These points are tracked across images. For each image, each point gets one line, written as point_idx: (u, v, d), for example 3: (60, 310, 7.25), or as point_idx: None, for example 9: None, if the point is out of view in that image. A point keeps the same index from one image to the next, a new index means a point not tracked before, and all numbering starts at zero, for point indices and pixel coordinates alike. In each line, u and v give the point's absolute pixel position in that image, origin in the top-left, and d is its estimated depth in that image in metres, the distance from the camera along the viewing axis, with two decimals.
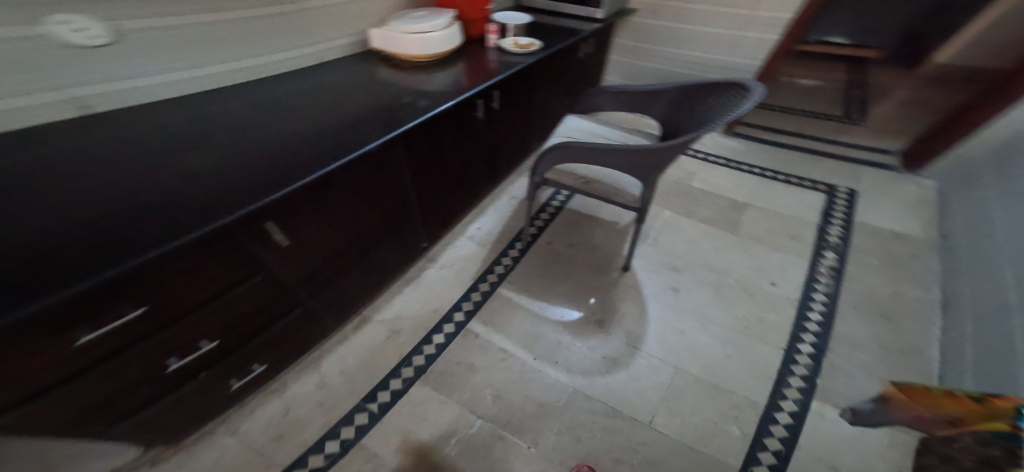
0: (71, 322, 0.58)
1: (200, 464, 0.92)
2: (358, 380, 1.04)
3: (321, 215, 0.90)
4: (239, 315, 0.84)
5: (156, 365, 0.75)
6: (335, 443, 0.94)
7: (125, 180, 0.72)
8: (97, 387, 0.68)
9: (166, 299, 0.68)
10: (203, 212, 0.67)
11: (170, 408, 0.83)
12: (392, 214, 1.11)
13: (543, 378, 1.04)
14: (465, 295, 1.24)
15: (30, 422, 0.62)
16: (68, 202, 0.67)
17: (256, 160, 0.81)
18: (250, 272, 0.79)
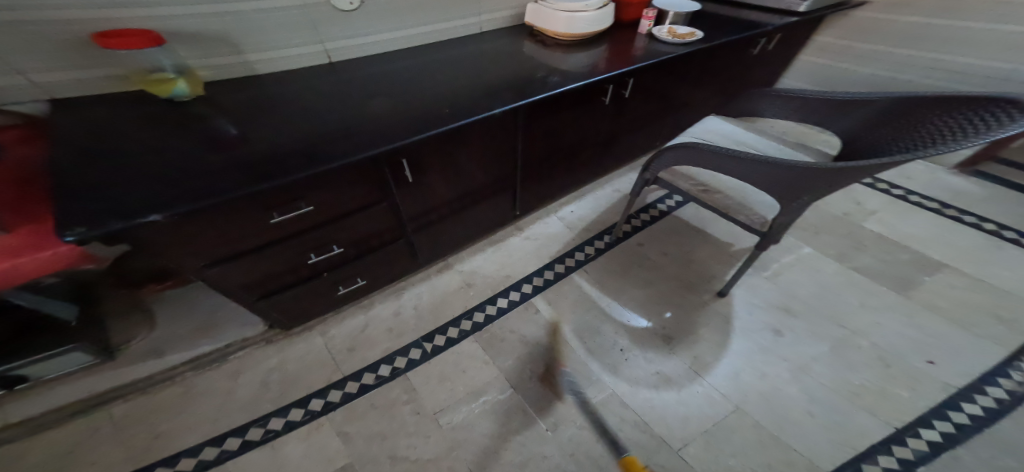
0: (271, 205, 0.83)
1: (294, 352, 1.14)
2: (425, 319, 1.16)
3: (439, 165, 1.02)
4: (365, 232, 1.03)
5: (305, 255, 0.98)
6: (387, 368, 1.07)
7: (317, 113, 0.96)
8: (271, 260, 0.94)
9: (324, 204, 0.90)
10: (363, 143, 0.86)
11: (302, 296, 1.07)
12: (496, 179, 1.19)
13: (585, 371, 1.02)
14: (539, 270, 1.25)
15: (233, 273, 0.90)
16: (282, 123, 0.92)
17: (404, 112, 0.97)
18: (379, 197, 0.98)
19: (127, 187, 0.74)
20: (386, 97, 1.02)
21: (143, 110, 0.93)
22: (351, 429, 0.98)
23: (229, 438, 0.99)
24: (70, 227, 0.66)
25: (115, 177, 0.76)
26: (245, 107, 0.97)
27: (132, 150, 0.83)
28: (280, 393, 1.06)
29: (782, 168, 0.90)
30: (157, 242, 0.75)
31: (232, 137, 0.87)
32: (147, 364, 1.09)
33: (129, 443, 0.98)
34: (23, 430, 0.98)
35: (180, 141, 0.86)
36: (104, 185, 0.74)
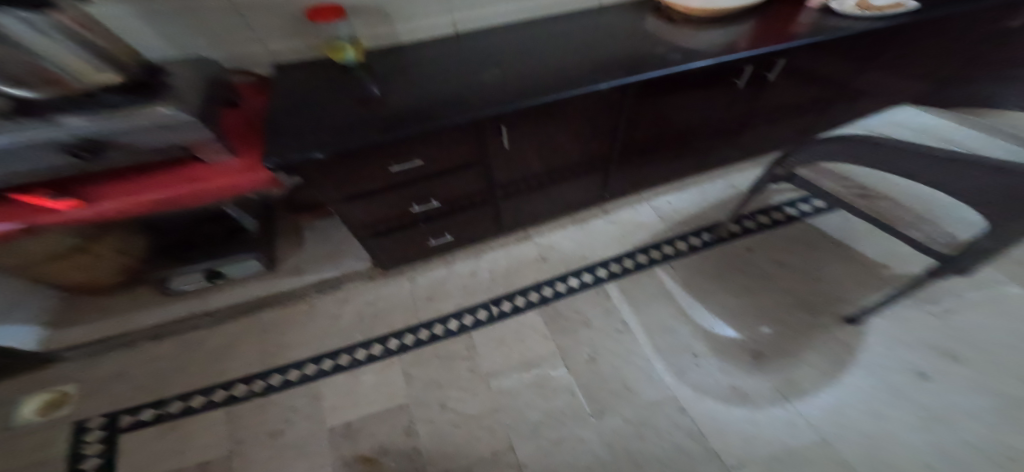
0: (388, 156, 0.90)
1: (386, 294, 1.31)
2: (497, 284, 1.25)
3: (542, 139, 1.03)
4: (458, 191, 1.10)
5: (407, 205, 1.07)
6: (455, 323, 1.20)
7: (430, 74, 1.02)
8: (380, 205, 1.04)
9: (431, 160, 0.96)
10: (472, 107, 0.90)
11: (395, 241, 1.18)
12: (592, 158, 1.15)
13: (648, 368, 1.01)
14: (618, 257, 1.24)
15: (351, 213, 1.02)
16: (399, 82, 1.00)
17: (512, 79, 0.98)
18: (477, 159, 1.01)
19: (296, 130, 0.86)
20: (499, 68, 1.03)
21: (313, 69, 1.05)
22: (415, 372, 1.14)
23: (327, 358, 1.20)
24: (269, 156, 0.80)
25: (288, 123, 0.88)
26: (389, 73, 1.03)
27: (302, 100, 0.95)
28: (369, 326, 1.25)
29: (1000, 181, 0.63)
30: (315, 175, 0.87)
31: (373, 96, 0.95)
32: (286, 282, 1.33)
33: (267, 346, 1.22)
34: (216, 319, 1.26)
35: (335, 95, 0.96)
36: (281, 130, 0.87)
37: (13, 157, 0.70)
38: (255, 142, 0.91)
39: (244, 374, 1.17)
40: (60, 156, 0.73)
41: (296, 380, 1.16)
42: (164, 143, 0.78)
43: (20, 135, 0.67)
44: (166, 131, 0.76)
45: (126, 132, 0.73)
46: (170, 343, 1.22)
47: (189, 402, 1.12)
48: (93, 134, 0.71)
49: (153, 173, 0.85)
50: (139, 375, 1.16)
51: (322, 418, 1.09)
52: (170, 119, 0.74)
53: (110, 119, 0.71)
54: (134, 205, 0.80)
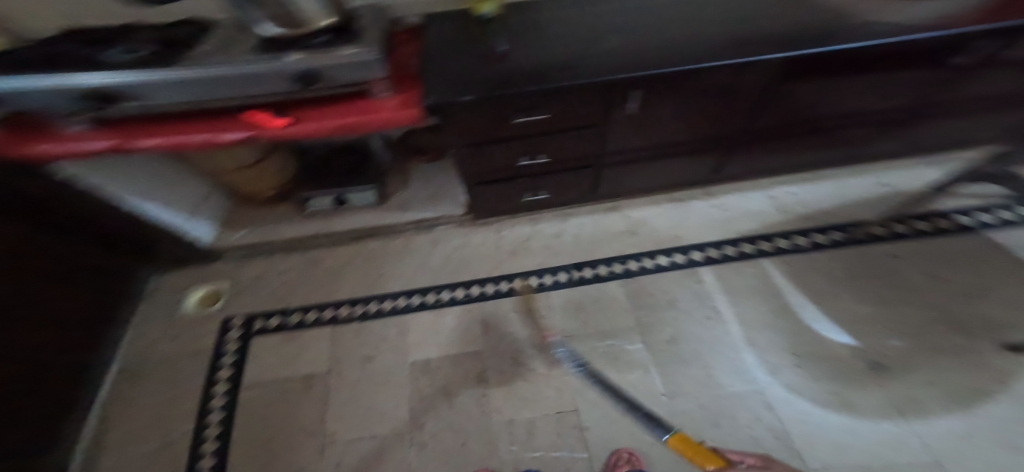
0: (515, 109, 0.93)
1: (475, 241, 1.42)
2: (579, 249, 1.31)
3: (683, 114, 1.02)
4: (566, 153, 1.12)
5: (515, 158, 1.12)
6: (535, 281, 1.28)
7: (560, 29, 1.00)
8: (492, 156, 1.10)
9: (554, 115, 0.97)
10: (607, 69, 0.88)
11: (491, 191, 1.25)
12: (720, 137, 1.12)
13: (735, 359, 1.04)
14: (717, 243, 1.25)
15: (466, 158, 1.09)
16: (529, 36, 1.00)
17: (652, 40, 0.93)
18: (593, 120, 1.01)
19: (447, 76, 0.92)
20: (627, 33, 0.97)
21: (451, 17, 1.10)
22: (492, 322, 1.23)
23: (415, 295, 1.34)
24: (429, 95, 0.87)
25: (433, 71, 0.94)
26: (517, 25, 1.04)
27: (438, 49, 1.00)
28: (455, 270, 1.37)
29: None
30: (454, 119, 0.94)
31: (499, 53, 0.96)
32: (391, 217, 1.50)
33: (368, 273, 1.40)
34: (332, 240, 1.46)
35: (465, 49, 0.99)
36: (432, 76, 0.92)
37: (251, 82, 0.84)
38: (416, 83, 0.96)
39: (348, 297, 1.35)
40: (285, 84, 0.86)
41: (388, 310, 1.32)
42: (354, 80, 0.88)
43: (262, 65, 0.81)
44: (359, 69, 0.85)
45: (331, 68, 0.84)
46: (297, 256, 1.43)
47: (305, 316, 1.32)
48: (310, 68, 0.83)
49: (334, 104, 0.94)
50: (272, 283, 1.38)
51: (407, 352, 1.23)
52: (362, 55, 0.83)
53: (323, 56, 0.82)
54: (317, 129, 0.90)
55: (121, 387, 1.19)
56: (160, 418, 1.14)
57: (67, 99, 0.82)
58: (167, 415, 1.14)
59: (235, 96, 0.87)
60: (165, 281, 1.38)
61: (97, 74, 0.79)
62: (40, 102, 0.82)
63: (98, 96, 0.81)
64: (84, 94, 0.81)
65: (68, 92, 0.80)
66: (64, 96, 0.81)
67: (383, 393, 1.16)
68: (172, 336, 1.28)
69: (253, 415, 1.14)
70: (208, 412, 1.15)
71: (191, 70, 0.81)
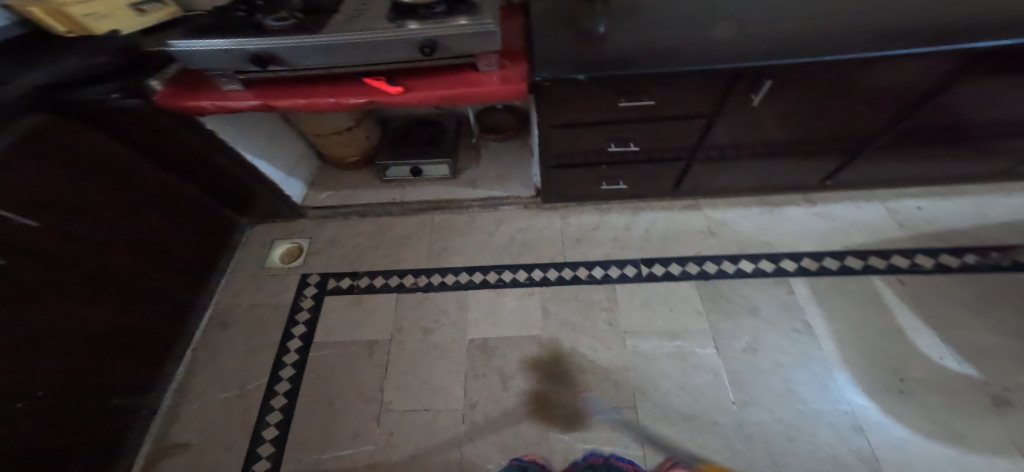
0: (622, 92, 0.96)
1: (540, 226, 1.45)
2: (650, 245, 1.32)
3: (805, 112, 1.01)
4: (663, 141, 1.13)
5: (605, 142, 1.15)
6: (599, 272, 1.29)
7: (678, 14, 0.98)
8: (581, 138, 1.13)
9: (663, 102, 0.99)
10: (749, 54, 0.86)
11: (571, 175, 1.29)
12: (840, 138, 1.10)
13: (823, 373, 1.02)
14: (816, 253, 1.23)
15: (556, 139, 1.14)
16: (643, 20, 0.98)
17: (796, 28, 0.89)
18: (706, 113, 1.02)
19: (551, 54, 0.95)
20: (739, 23, 0.92)
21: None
22: (552, 308, 1.25)
23: (477, 272, 1.38)
24: (541, 69, 0.92)
25: (537, 49, 0.96)
26: (625, 8, 1.02)
27: (538, 24, 1.01)
28: (517, 252, 1.40)
29: None
30: (551, 97, 0.98)
31: (597, 35, 0.97)
32: (460, 192, 1.53)
33: (433, 246, 1.45)
34: (401, 210, 1.52)
35: (561, 29, 1.00)
36: (539, 52, 0.95)
37: (381, 49, 0.90)
38: (522, 61, 1.01)
39: (412, 268, 1.41)
40: (409, 54, 0.92)
41: (451, 285, 1.36)
42: (468, 52, 0.93)
43: (394, 33, 0.87)
44: (477, 41, 0.90)
45: (453, 39, 0.89)
46: (369, 222, 1.51)
47: (372, 281, 1.39)
48: (433, 37, 0.89)
49: (444, 76, 1.01)
50: (346, 246, 1.46)
51: (465, 328, 1.27)
52: (485, 28, 0.87)
53: (448, 27, 0.87)
54: (431, 98, 0.96)
55: (213, 329, 1.32)
56: (241, 364, 1.25)
57: (232, 61, 0.91)
58: (249, 362, 1.25)
59: (363, 65, 0.94)
60: (256, 233, 1.51)
61: (258, 39, 0.88)
62: (207, 62, 0.92)
63: (255, 59, 0.90)
64: (245, 56, 0.90)
65: (234, 54, 0.89)
66: (230, 57, 0.90)
67: (438, 366, 1.21)
68: (256, 286, 1.39)
69: (320, 371, 1.23)
70: (281, 367, 1.24)
71: (333, 37, 0.88)
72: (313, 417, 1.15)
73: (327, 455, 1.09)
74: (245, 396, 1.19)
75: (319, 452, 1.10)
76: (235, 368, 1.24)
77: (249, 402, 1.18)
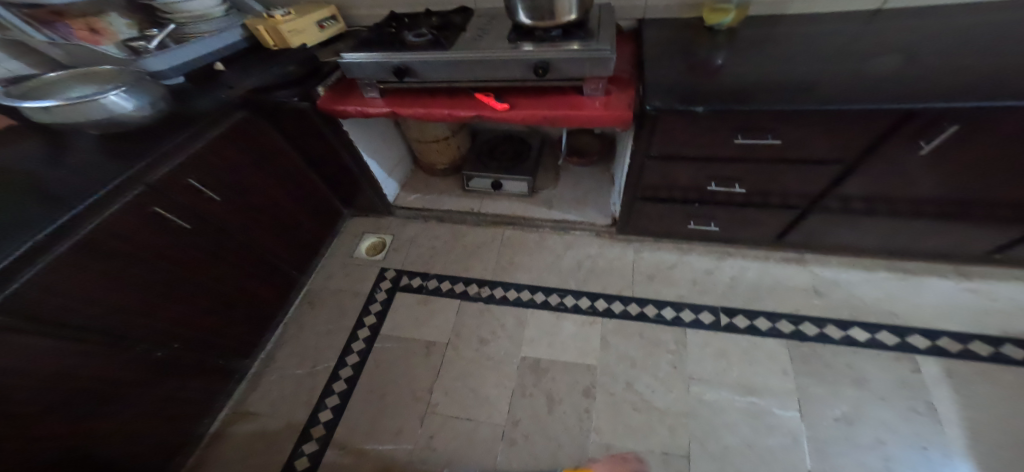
0: (746, 127, 0.91)
1: (611, 257, 1.41)
2: (737, 293, 1.20)
3: (961, 168, 0.87)
4: (772, 183, 1.05)
5: (702, 179, 1.10)
6: (670, 313, 1.20)
7: (810, 55, 0.94)
8: (672, 173, 1.10)
9: (791, 142, 0.92)
10: (923, 95, 0.77)
11: (654, 208, 1.25)
12: (1011, 203, 0.92)
13: (937, 460, 0.86)
14: (959, 334, 1.02)
15: (643, 170, 1.12)
16: (770, 59, 0.95)
17: (978, 74, 0.78)
18: (841, 158, 0.93)
19: (664, 83, 0.95)
20: (886, 66, 0.85)
21: (677, 27, 1.13)
22: (613, 340, 1.18)
23: (540, 292, 1.37)
24: (653, 99, 0.90)
25: (648, 77, 0.97)
26: (747, 46, 1.01)
27: (652, 55, 1.04)
28: (585, 278, 1.37)
29: None
30: (657, 127, 0.96)
31: (714, 66, 0.97)
32: (534, 210, 1.56)
33: (502, 260, 1.48)
34: (476, 221, 1.59)
35: (677, 61, 1.01)
36: (650, 80, 0.96)
37: (500, 67, 0.99)
38: (629, 88, 1.04)
39: (478, 278, 1.45)
40: (523, 73, 0.99)
41: (512, 301, 1.37)
42: (578, 75, 0.98)
43: (513, 53, 0.95)
44: (588, 64, 0.95)
45: (566, 62, 0.95)
46: (446, 227, 1.61)
47: (440, 284, 1.46)
48: (546, 59, 0.95)
49: (551, 97, 1.07)
50: (423, 246, 1.57)
51: (520, 345, 1.26)
52: (600, 54, 0.92)
53: (564, 50, 0.93)
54: (536, 118, 1.04)
55: (302, 306, 1.47)
56: (318, 340, 1.37)
57: (379, 72, 1.05)
58: (325, 340, 1.37)
59: (481, 81, 1.04)
60: (349, 225, 1.69)
61: (404, 53, 1.00)
62: (359, 72, 1.06)
63: (398, 71, 1.02)
64: (390, 67, 1.03)
65: (383, 65, 1.03)
66: (378, 68, 1.04)
67: (489, 377, 1.21)
68: (343, 272, 1.54)
69: (381, 362, 1.30)
70: (347, 354, 1.33)
71: (461, 53, 0.98)
72: (367, 406, 1.21)
73: (370, 449, 1.13)
74: (315, 375, 1.29)
75: (366, 441, 1.15)
76: (312, 348, 1.36)
77: (316, 382, 1.28)
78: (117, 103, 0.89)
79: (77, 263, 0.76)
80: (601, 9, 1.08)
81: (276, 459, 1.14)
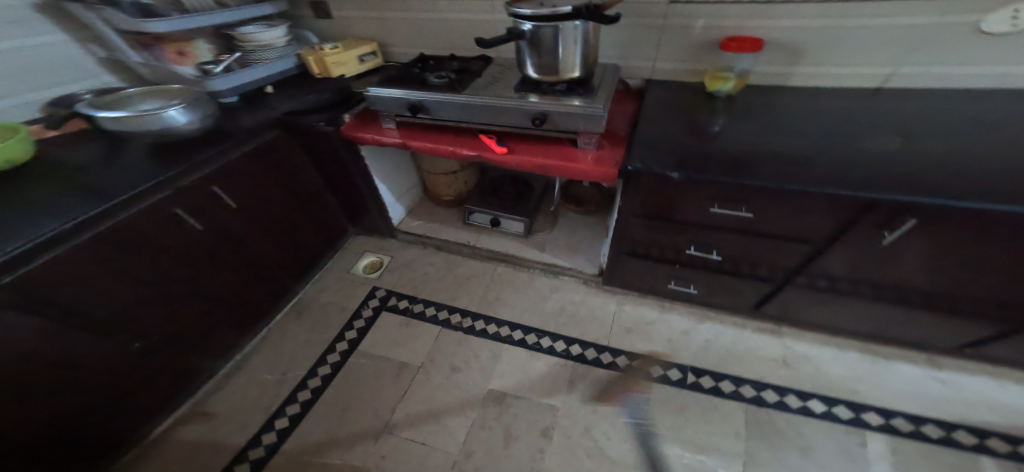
0: (720, 197, 0.97)
1: (592, 305, 1.43)
2: (708, 355, 1.21)
3: (928, 260, 0.90)
4: (748, 254, 1.09)
5: (683, 242, 1.16)
6: (639, 365, 1.22)
7: (790, 134, 1.02)
8: (653, 232, 1.16)
9: (763, 217, 0.97)
10: (882, 186, 0.82)
11: (639, 265, 1.30)
12: (982, 299, 0.93)
13: None
14: (917, 417, 1.02)
15: (629, 228, 1.19)
16: (752, 135, 1.04)
17: (941, 172, 0.84)
18: (810, 238, 0.97)
19: (651, 145, 1.04)
20: (857, 153, 0.92)
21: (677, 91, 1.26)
22: (580, 384, 1.21)
23: (518, 330, 1.39)
24: (633, 159, 0.99)
25: (638, 138, 1.07)
26: (736, 118, 1.11)
27: (646, 116, 1.15)
28: (563, 323, 1.39)
29: None
30: (640, 186, 1.03)
31: (704, 133, 1.07)
32: (527, 251, 1.62)
33: (487, 294, 1.52)
34: (470, 254, 1.66)
35: (667, 125, 1.11)
36: (638, 140, 1.06)
37: (503, 113, 1.11)
38: (620, 146, 1.13)
39: (461, 308, 1.48)
40: (524, 121, 1.11)
41: (490, 334, 1.39)
42: (573, 128, 1.09)
43: (516, 102, 1.07)
44: (582, 119, 1.05)
45: (562, 116, 1.06)
46: (442, 256, 1.68)
47: (424, 309, 1.49)
48: (544, 111, 1.06)
49: (546, 147, 1.18)
50: (416, 271, 1.63)
51: (489, 377, 1.27)
52: (594, 109, 1.02)
53: (564, 104, 1.04)
54: (529, 164, 1.14)
55: (290, 313, 1.51)
56: (296, 346, 1.40)
57: (398, 107, 1.19)
58: (303, 347, 1.40)
59: (486, 124, 1.16)
60: (352, 243, 1.78)
61: (422, 92, 1.14)
62: (382, 105, 1.20)
63: (413, 107, 1.16)
64: (408, 104, 1.17)
65: (402, 101, 1.17)
66: (398, 104, 1.18)
67: (451, 407, 1.22)
68: (337, 286, 1.60)
69: (350, 376, 1.31)
70: (321, 364, 1.35)
71: (471, 97, 1.11)
72: (324, 419, 1.21)
73: (316, 463, 1.12)
74: (283, 382, 1.30)
75: (314, 454, 1.14)
76: (289, 354, 1.38)
77: (284, 387, 1.29)
78: (173, 117, 1.04)
79: (92, 252, 0.86)
80: (605, 70, 1.22)
81: (222, 459, 1.13)
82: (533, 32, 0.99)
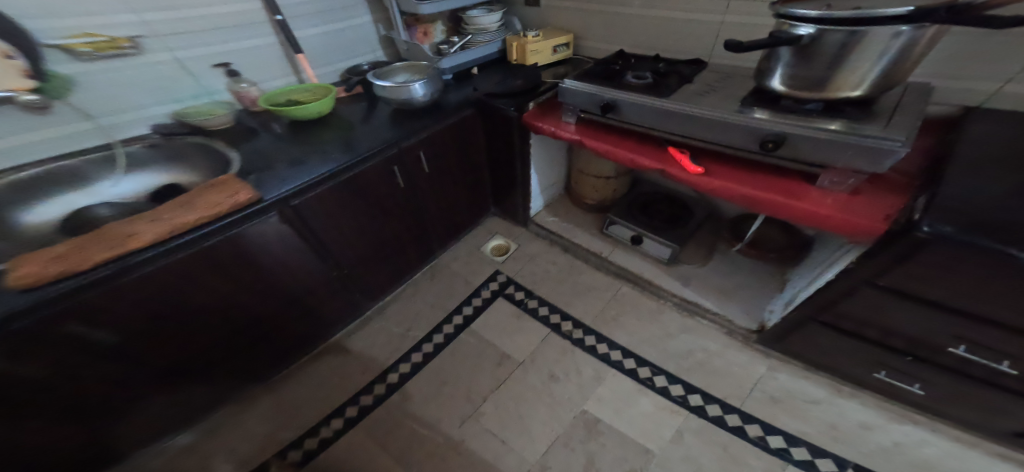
0: None
1: (733, 360, 1.17)
2: (885, 465, 0.92)
3: None
4: None
5: (951, 337, 0.78)
6: (775, 441, 1.00)
7: None
8: (895, 311, 0.81)
9: None
10: None
11: (850, 345, 0.95)
12: None
13: None
14: None
15: (856, 296, 0.85)
16: None
17: None
18: None
19: (972, 203, 0.65)
20: None
21: None
22: (689, 439, 1.04)
23: (631, 359, 1.24)
24: (935, 218, 0.65)
25: (945, 184, 0.69)
26: None
27: (964, 153, 0.74)
28: (689, 367, 1.18)
29: None
30: (915, 254, 0.70)
31: None
32: (667, 281, 1.42)
33: (609, 311, 1.39)
34: (603, 267, 1.54)
35: (986, 163, 0.71)
36: (939, 187, 0.70)
37: (719, 129, 0.91)
38: (892, 195, 0.79)
39: (575, 319, 1.40)
40: (749, 141, 0.88)
41: (598, 354, 1.27)
42: (821, 161, 0.80)
43: (743, 119, 0.87)
44: (850, 152, 0.75)
45: (806, 141, 0.80)
46: (566, 258, 1.62)
47: (537, 307, 1.46)
48: (782, 133, 0.82)
49: (762, 176, 0.93)
50: (539, 266, 1.61)
51: (586, 397, 1.18)
52: (879, 142, 0.72)
53: (808, 126, 0.79)
54: (736, 193, 0.92)
55: (424, 274, 1.65)
56: (422, 307, 1.53)
57: (588, 102, 1.13)
58: (429, 309, 1.52)
59: (686, 137, 1.00)
60: (488, 222, 1.84)
61: (622, 91, 1.06)
62: (572, 99, 1.16)
63: (604, 105, 1.08)
64: (599, 101, 1.10)
65: (595, 97, 1.10)
66: (590, 99, 1.12)
67: (540, 414, 1.17)
68: (466, 260, 1.68)
69: (458, 351, 1.37)
70: (436, 332, 1.45)
71: (678, 105, 0.96)
72: (426, 385, 1.30)
73: (411, 420, 1.21)
74: (405, 338, 1.44)
75: (411, 412, 1.23)
76: (416, 312, 1.52)
77: (404, 343, 1.42)
78: (416, 90, 1.23)
79: (332, 195, 1.08)
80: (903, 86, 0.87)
81: (346, 388, 1.31)
82: (812, 37, 0.75)
